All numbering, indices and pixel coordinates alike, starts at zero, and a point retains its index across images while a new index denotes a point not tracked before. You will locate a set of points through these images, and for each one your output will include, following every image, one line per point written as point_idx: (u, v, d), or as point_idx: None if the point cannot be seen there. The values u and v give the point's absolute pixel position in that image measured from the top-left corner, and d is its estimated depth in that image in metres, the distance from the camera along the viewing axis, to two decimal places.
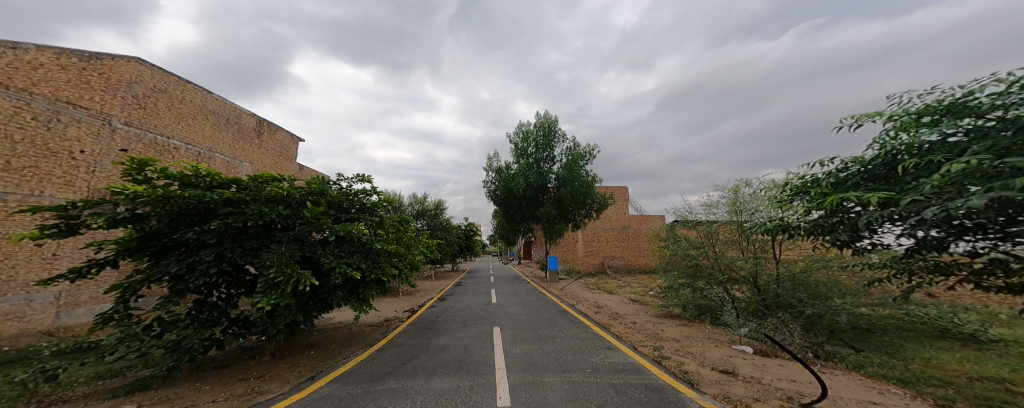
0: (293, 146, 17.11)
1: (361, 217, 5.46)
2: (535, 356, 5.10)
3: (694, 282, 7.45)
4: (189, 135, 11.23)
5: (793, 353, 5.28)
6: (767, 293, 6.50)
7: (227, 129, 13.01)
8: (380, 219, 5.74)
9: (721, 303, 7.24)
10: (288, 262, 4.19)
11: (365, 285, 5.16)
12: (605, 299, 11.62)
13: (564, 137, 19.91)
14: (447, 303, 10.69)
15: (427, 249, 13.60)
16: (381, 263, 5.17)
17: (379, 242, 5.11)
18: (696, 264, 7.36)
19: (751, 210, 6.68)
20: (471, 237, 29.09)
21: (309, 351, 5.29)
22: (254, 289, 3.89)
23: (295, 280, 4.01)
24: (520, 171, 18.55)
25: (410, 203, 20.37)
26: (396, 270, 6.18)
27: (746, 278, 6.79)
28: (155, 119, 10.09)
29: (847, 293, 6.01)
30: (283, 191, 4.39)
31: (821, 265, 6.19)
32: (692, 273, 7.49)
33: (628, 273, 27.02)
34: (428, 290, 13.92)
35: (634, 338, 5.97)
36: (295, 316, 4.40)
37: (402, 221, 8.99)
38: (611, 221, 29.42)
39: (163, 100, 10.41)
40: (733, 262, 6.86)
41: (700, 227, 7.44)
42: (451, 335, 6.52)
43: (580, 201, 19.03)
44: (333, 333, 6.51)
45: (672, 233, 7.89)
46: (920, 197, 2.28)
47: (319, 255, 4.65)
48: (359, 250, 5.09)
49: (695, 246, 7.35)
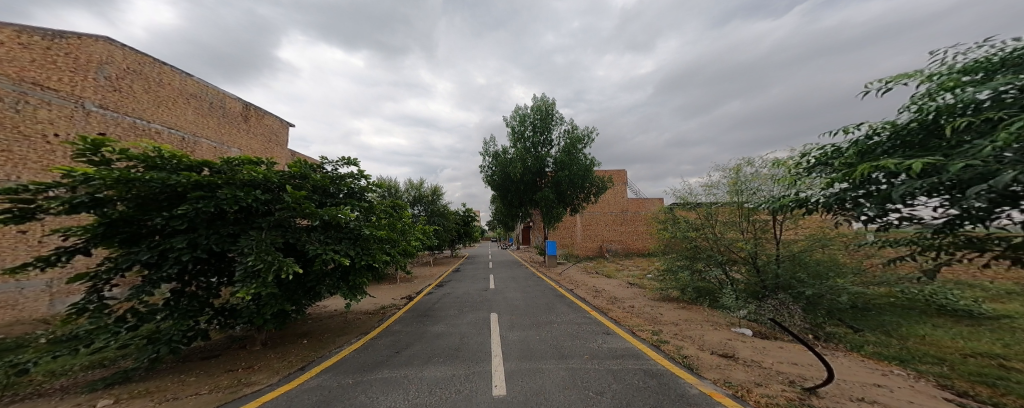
0: (283, 132, 16.75)
1: (349, 202, 5.25)
2: (531, 343, 5.03)
3: (693, 265, 7.33)
4: (171, 119, 11.04)
5: (792, 335, 5.21)
6: (766, 274, 6.41)
7: (211, 113, 12.76)
8: (370, 204, 5.54)
9: (720, 286, 7.15)
10: (269, 249, 4.00)
11: (357, 272, 5.03)
12: (604, 283, 11.62)
13: (561, 119, 19.52)
14: (445, 289, 10.65)
15: (423, 236, 13.49)
16: (371, 250, 4.99)
17: (367, 228, 4.92)
18: (696, 246, 7.24)
19: (752, 189, 6.52)
20: (470, 223, 29.03)
21: (301, 340, 5.20)
22: (234, 278, 3.71)
23: (278, 267, 3.83)
24: (517, 156, 18.25)
25: (406, 190, 20.13)
26: (389, 256, 6.05)
27: (746, 259, 6.68)
28: (133, 102, 9.84)
29: (848, 272, 5.92)
30: (260, 175, 4.16)
31: (822, 245, 6.05)
32: (691, 255, 7.37)
33: (626, 257, 27.20)
34: (427, 276, 13.89)
35: (632, 322, 5.91)
36: (282, 306, 4.27)
37: (397, 207, 8.80)
38: (609, 205, 29.38)
39: (139, 82, 10.10)
40: (733, 243, 6.75)
41: (700, 208, 7.31)
42: (448, 322, 6.44)
43: (578, 185, 18.82)
44: (328, 322, 6.41)
45: (671, 215, 7.77)
46: (979, 162, 1.95)
47: (305, 242, 4.47)
48: (348, 236, 4.92)
49: (695, 228, 7.27)
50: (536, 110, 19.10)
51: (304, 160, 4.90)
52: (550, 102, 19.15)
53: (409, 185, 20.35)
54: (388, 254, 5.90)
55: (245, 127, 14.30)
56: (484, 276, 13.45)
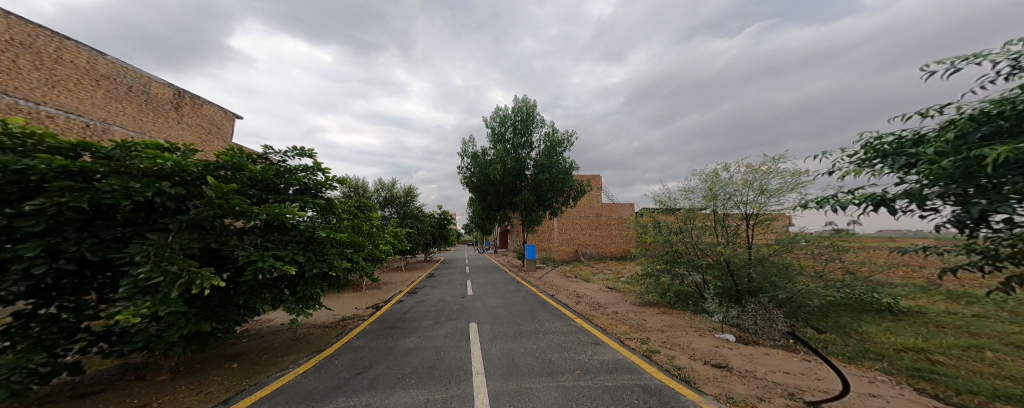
0: (227, 123, 15.58)
1: (301, 198, 4.82)
2: (517, 358, 4.59)
3: (676, 270, 7.04)
4: (71, 102, 9.76)
5: (770, 337, 5.12)
6: (738, 279, 6.32)
7: (130, 99, 11.52)
8: (326, 203, 5.18)
9: (699, 292, 7.03)
10: (175, 257, 3.45)
11: (311, 281, 4.59)
12: (584, 287, 11.36)
13: (542, 122, 19.34)
14: (418, 296, 9.99)
15: (393, 239, 12.71)
16: (327, 255, 4.70)
17: (323, 230, 4.62)
18: (675, 250, 6.97)
19: (728, 194, 6.41)
20: (447, 226, 28.30)
21: (230, 364, 4.66)
22: (116, 296, 3.09)
23: (186, 280, 3.35)
24: (497, 157, 17.85)
25: (377, 190, 19.15)
26: (350, 263, 5.50)
27: (717, 262, 6.56)
28: (18, 80, 8.54)
29: (813, 274, 5.82)
30: (171, 161, 3.71)
31: (789, 246, 5.96)
32: (666, 260, 7.14)
33: (602, 261, 27.42)
34: (397, 283, 13.15)
35: (619, 330, 5.62)
36: (198, 326, 3.68)
37: (364, 207, 8.09)
38: (586, 209, 29.64)
39: (28, 57, 8.91)
40: (711, 247, 6.59)
41: (679, 213, 7.18)
42: (422, 335, 5.88)
43: (557, 189, 18.66)
44: (278, 342, 5.62)
45: (651, 220, 7.55)
46: None
47: (236, 247, 4.00)
48: (302, 239, 4.60)
49: (675, 233, 7.01)
50: (517, 112, 18.84)
51: (234, 148, 4.60)
52: (531, 104, 18.96)
53: (379, 185, 19.38)
54: (351, 260, 5.54)
55: (177, 116, 13.13)
56: (460, 281, 12.89)
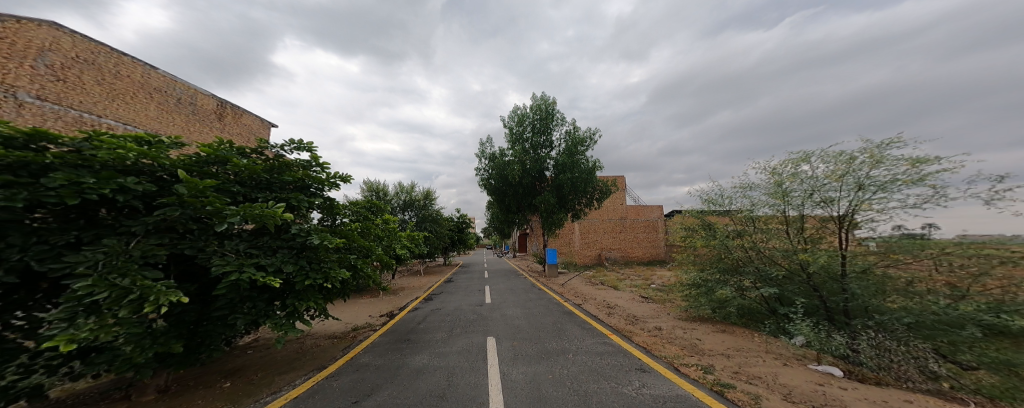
0: (263, 131, 15.62)
1: (294, 197, 4.10)
2: (543, 386, 3.74)
3: (738, 280, 5.99)
4: (128, 115, 9.87)
5: (918, 382, 3.79)
6: (826, 293, 5.12)
7: (178, 110, 11.60)
8: (325, 203, 4.52)
9: (767, 308, 5.85)
10: (129, 268, 2.78)
11: (306, 291, 3.93)
12: (614, 296, 10.34)
13: (563, 120, 18.46)
14: (435, 303, 9.35)
15: (410, 242, 12.24)
16: (324, 264, 4.05)
17: (317, 236, 3.92)
18: (735, 258, 6.05)
19: (799, 191, 5.35)
20: (465, 230, 27.81)
21: (223, 382, 4.04)
22: (49, 318, 2.44)
23: (140, 296, 2.65)
24: (516, 158, 17.14)
25: (396, 194, 18.87)
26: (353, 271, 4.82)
27: (788, 269, 5.47)
28: (80, 95, 8.68)
29: (944, 291, 4.24)
30: (133, 151, 3.07)
31: (908, 256, 4.48)
32: (733, 270, 6.11)
33: (626, 266, 26.04)
34: (414, 288, 12.60)
35: (668, 353, 4.65)
36: (170, 346, 3.04)
37: (373, 208, 7.43)
38: (608, 211, 28.34)
39: (89, 73, 9.00)
40: (785, 255, 5.43)
41: (737, 214, 6.25)
42: (433, 351, 5.14)
43: (581, 189, 17.63)
44: (277, 356, 4.99)
45: (703, 221, 6.65)
46: None
47: (213, 255, 3.34)
48: (294, 245, 3.96)
49: (735, 235, 6.09)
50: (536, 110, 18.04)
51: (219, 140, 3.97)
52: (551, 101, 18.12)
53: (399, 188, 19.12)
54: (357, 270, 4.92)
55: (221, 127, 13.18)
56: (480, 287, 12.19)
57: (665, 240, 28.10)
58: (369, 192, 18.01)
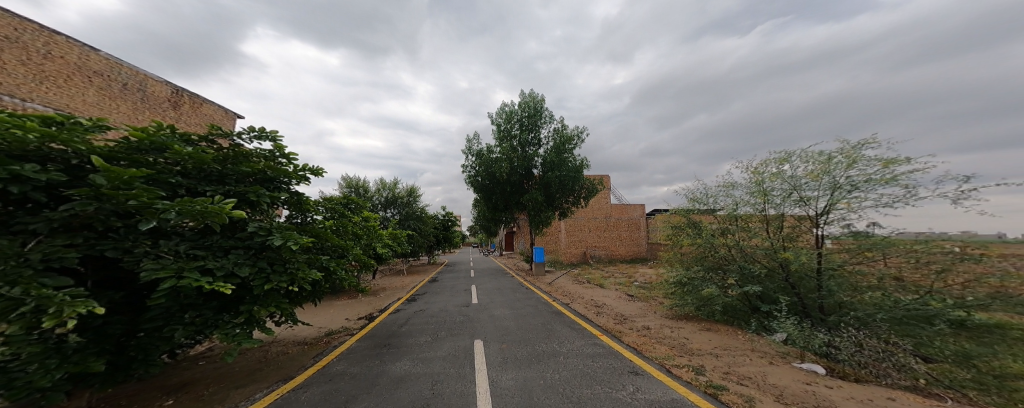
0: (227, 122, 14.84)
1: (252, 192, 3.65)
2: (533, 393, 3.54)
3: (718, 277, 6.02)
4: (61, 99, 9.05)
5: (895, 378, 3.73)
6: (803, 291, 5.16)
7: (126, 96, 10.79)
8: (290, 198, 4.21)
9: (750, 306, 5.87)
10: (21, 276, 2.23)
11: (268, 296, 3.45)
12: (601, 295, 10.31)
13: (550, 118, 18.37)
14: (417, 304, 9.04)
15: (392, 241, 11.83)
16: (290, 265, 3.61)
17: (281, 236, 3.48)
18: (718, 256, 6.05)
19: (776, 190, 5.40)
20: (451, 228, 27.43)
21: (166, 400, 3.65)
22: None
23: (31, 307, 2.14)
24: (503, 155, 16.91)
25: (378, 190, 18.33)
26: (326, 273, 4.50)
27: (766, 266, 5.50)
28: (2, 76, 7.78)
29: (908, 289, 4.28)
30: (48, 134, 2.68)
31: (880, 255, 4.49)
32: (716, 267, 6.09)
33: (611, 264, 26.31)
34: (397, 288, 12.24)
35: (658, 353, 4.57)
36: (87, 366, 2.63)
37: (352, 204, 6.98)
38: (594, 210, 28.53)
39: (14, 52, 8.15)
40: (767, 254, 5.41)
41: (720, 213, 6.26)
42: (415, 358, 4.88)
43: (568, 188, 17.57)
44: (238, 367, 4.59)
45: (689, 220, 6.62)
46: None
47: (144, 257, 2.79)
48: (253, 245, 3.50)
49: (719, 234, 6.09)
50: (523, 107, 17.89)
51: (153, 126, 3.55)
52: (539, 99, 18.00)
53: (381, 184, 18.61)
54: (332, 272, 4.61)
55: (176, 116, 12.37)
56: (465, 287, 11.94)
57: (648, 238, 28.58)
58: (348, 189, 17.42)
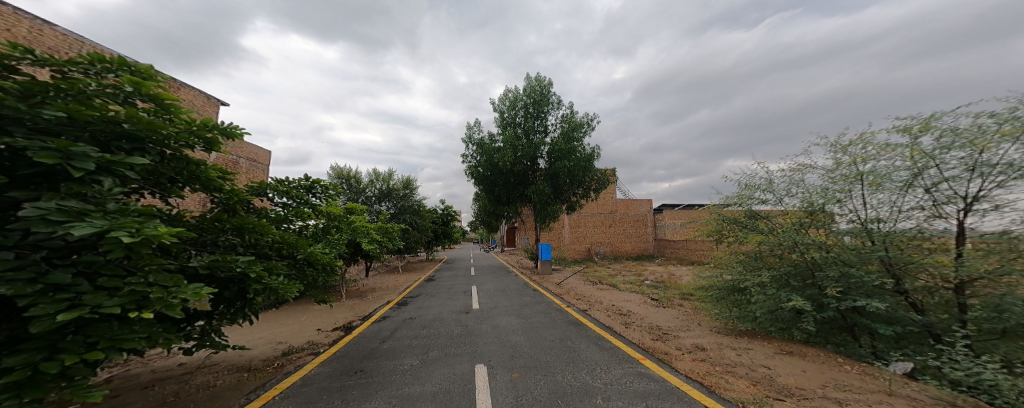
0: None
1: (62, 146, 1.82)
2: None
3: (799, 284, 4.58)
4: None
5: None
6: (933, 311, 4.06)
7: None
8: (159, 163, 2.47)
9: (845, 322, 4.48)
10: None
11: (78, 326, 1.65)
12: (620, 298, 8.99)
13: (557, 103, 16.95)
14: (408, 310, 7.63)
15: (381, 236, 10.35)
16: (140, 281, 1.83)
17: (111, 221, 1.73)
18: (799, 262, 4.71)
19: (884, 170, 4.30)
20: (450, 224, 25.93)
21: None
22: None
23: None
24: (507, 144, 15.42)
25: (372, 182, 16.91)
26: (266, 285, 3.05)
27: (879, 271, 4.24)
28: None
29: None
30: None
31: None
32: (810, 276, 4.64)
33: (617, 261, 25.13)
34: (387, 289, 10.84)
35: (739, 391, 3.25)
36: None
37: (319, 190, 5.08)
38: (599, 205, 27.16)
39: None
40: (882, 258, 4.18)
41: (790, 212, 4.97)
42: (394, 394, 3.49)
43: (576, 179, 16.17)
44: None
45: (750, 212, 5.34)
46: None
47: None
48: (53, 242, 1.67)
49: (804, 224, 4.76)
50: (528, 91, 16.36)
51: None
52: (545, 83, 16.52)
53: (376, 176, 17.18)
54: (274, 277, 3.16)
55: None
56: (465, 287, 10.57)
57: (654, 234, 27.37)
58: (339, 180, 16.03)
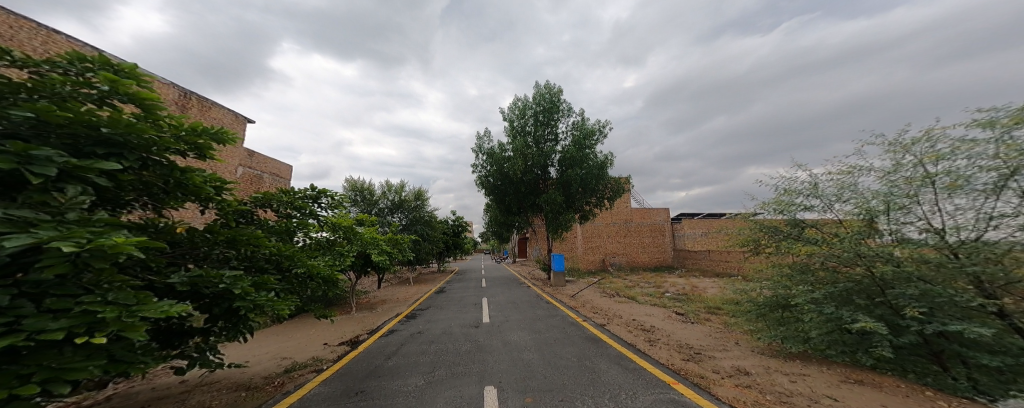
0: (239, 128, 12.72)
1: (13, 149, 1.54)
2: None
3: (866, 303, 3.80)
4: None
5: None
6: None
7: None
8: (146, 171, 2.16)
9: (931, 351, 3.49)
10: None
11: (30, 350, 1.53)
12: (640, 312, 8.41)
13: (568, 111, 16.69)
14: (417, 324, 7.31)
15: (392, 247, 10.15)
16: (99, 299, 1.51)
17: (62, 233, 1.42)
18: (860, 279, 3.98)
19: (967, 171, 3.58)
20: (461, 234, 25.72)
21: None
22: None
23: None
24: (518, 153, 15.18)
25: (384, 193, 16.91)
26: (259, 297, 2.60)
27: (972, 291, 3.41)
28: None
29: None
30: None
31: None
32: (878, 293, 3.86)
33: (633, 271, 24.28)
34: (398, 301, 10.58)
35: None
36: None
37: (329, 198, 4.89)
38: (614, 214, 26.46)
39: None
40: (977, 271, 3.33)
41: (844, 223, 4.32)
42: None
43: (590, 187, 15.72)
44: None
45: (794, 220, 4.72)
46: None
47: None
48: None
49: (866, 236, 4.08)
50: (539, 100, 16.20)
51: None
52: (555, 91, 16.31)
53: (388, 187, 17.20)
54: (274, 297, 2.81)
55: None
56: (476, 300, 10.19)
57: (672, 244, 26.40)
58: (352, 191, 16.13)
